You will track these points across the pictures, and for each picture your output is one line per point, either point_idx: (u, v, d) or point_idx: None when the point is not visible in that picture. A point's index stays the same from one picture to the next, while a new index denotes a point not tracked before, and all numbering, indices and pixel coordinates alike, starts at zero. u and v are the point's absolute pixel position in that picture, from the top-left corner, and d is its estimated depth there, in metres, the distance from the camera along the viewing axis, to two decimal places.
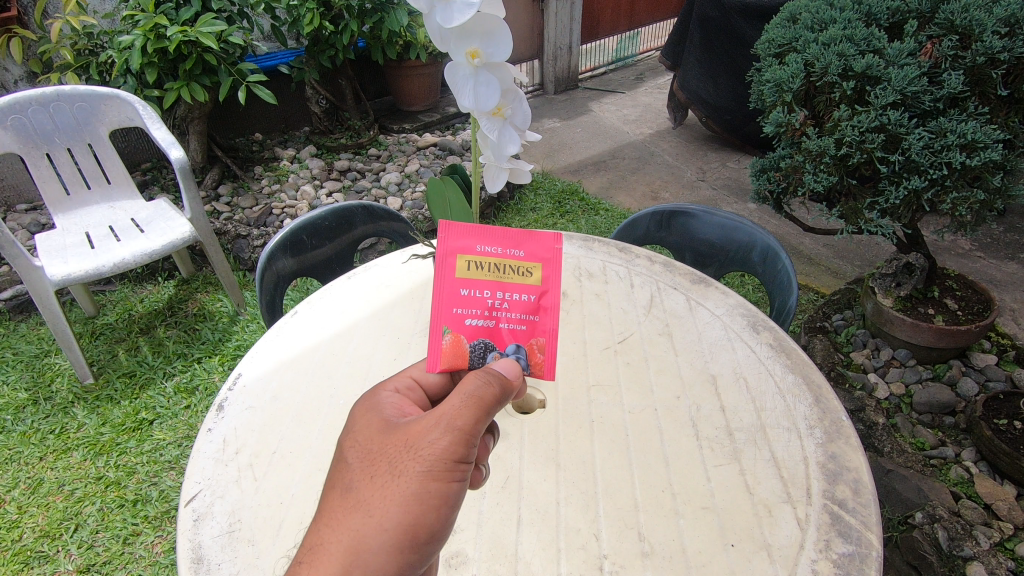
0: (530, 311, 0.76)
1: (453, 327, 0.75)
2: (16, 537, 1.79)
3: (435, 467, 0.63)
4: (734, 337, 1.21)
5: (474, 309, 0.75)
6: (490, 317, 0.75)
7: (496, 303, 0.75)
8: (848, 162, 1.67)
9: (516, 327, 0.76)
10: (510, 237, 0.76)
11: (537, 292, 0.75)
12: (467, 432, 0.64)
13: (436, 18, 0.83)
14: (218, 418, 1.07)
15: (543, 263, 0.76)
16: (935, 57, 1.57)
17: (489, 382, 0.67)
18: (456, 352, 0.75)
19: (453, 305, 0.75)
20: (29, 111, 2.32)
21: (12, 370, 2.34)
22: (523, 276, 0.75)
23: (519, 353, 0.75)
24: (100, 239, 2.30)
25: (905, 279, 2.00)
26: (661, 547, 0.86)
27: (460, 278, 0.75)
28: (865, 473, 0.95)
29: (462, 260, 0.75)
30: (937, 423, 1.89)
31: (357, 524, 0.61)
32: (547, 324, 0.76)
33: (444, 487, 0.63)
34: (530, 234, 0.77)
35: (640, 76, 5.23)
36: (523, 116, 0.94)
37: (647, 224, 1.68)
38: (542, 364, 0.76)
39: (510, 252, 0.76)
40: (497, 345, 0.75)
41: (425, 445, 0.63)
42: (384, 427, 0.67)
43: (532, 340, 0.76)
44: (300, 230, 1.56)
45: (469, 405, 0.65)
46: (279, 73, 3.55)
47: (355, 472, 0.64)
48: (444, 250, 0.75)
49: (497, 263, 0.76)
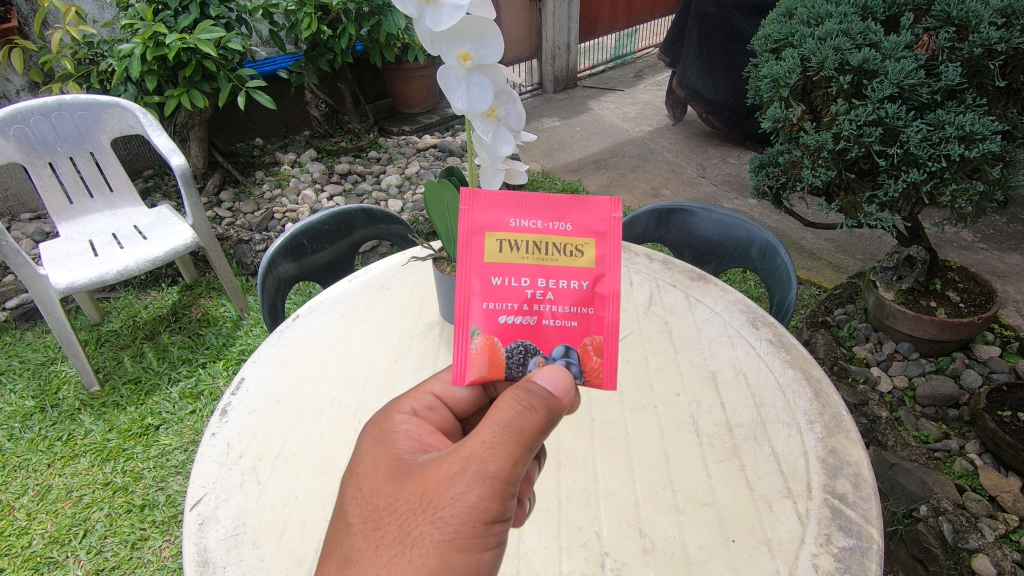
0: (582, 302, 0.75)
1: (489, 325, 0.74)
2: (26, 544, 1.81)
3: (456, 535, 0.59)
4: (734, 334, 1.21)
5: (511, 303, 0.74)
6: (531, 308, 0.75)
7: (539, 294, 0.75)
8: (846, 156, 1.67)
9: (567, 323, 0.75)
10: (551, 213, 0.75)
11: (590, 279, 0.75)
12: (495, 490, 0.60)
13: (427, 23, 0.84)
14: (221, 422, 1.07)
15: (593, 240, 0.76)
16: (932, 50, 1.57)
17: (520, 419, 0.63)
18: (492, 355, 0.75)
19: (489, 295, 0.75)
20: (30, 120, 2.34)
21: (20, 378, 2.36)
22: (572, 257, 0.75)
23: (570, 358, 0.75)
24: (103, 246, 2.32)
25: (906, 273, 2.00)
26: (662, 543, 0.86)
27: (494, 261, 0.75)
28: (866, 467, 0.95)
29: (494, 240, 0.75)
30: (940, 416, 1.89)
31: None
32: (597, 314, 0.75)
33: (466, 559, 0.59)
34: (577, 206, 0.76)
35: (639, 74, 5.23)
36: (517, 116, 0.95)
37: (646, 221, 1.68)
38: (599, 370, 0.75)
39: (554, 230, 0.75)
40: (541, 349, 0.75)
41: (445, 508, 0.59)
42: (395, 486, 0.63)
43: (586, 338, 0.75)
44: (300, 234, 1.57)
45: (497, 457, 0.61)
46: (278, 78, 3.56)
47: (362, 544, 0.61)
48: (474, 229, 0.75)
49: (537, 243, 0.75)
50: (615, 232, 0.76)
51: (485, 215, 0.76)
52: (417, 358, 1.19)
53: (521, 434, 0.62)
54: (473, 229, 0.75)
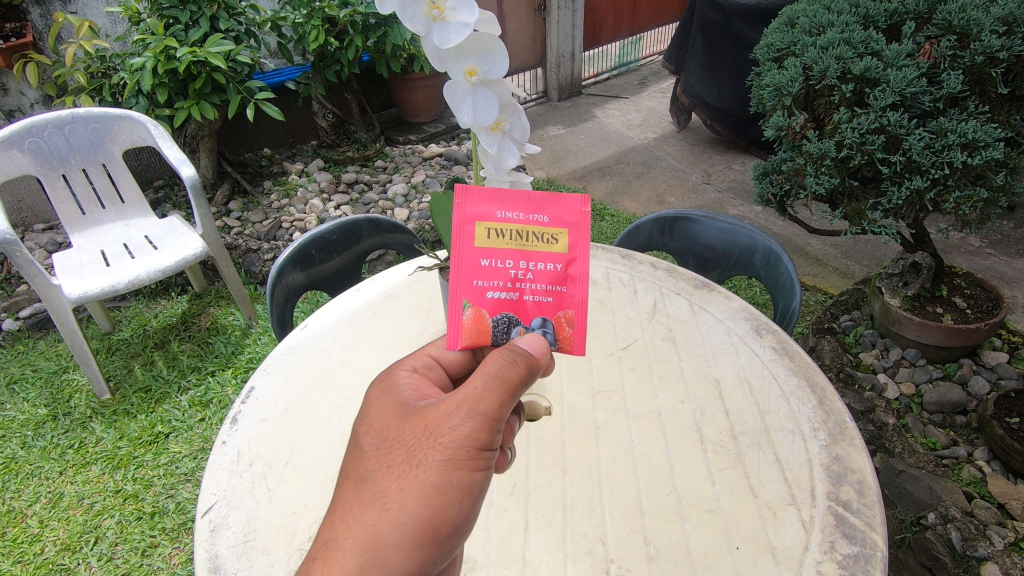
0: (557, 281, 0.77)
1: (475, 300, 0.77)
2: (38, 551, 1.83)
3: (455, 456, 0.63)
4: (738, 341, 1.22)
5: (496, 281, 0.77)
6: (513, 287, 0.77)
7: (520, 274, 0.77)
8: (849, 164, 1.68)
9: (542, 299, 0.77)
10: (532, 202, 0.77)
11: (564, 261, 0.77)
12: (490, 418, 0.64)
13: (434, 40, 0.86)
14: (232, 430, 1.09)
15: (566, 230, 0.77)
16: (934, 58, 1.58)
17: (511, 364, 0.66)
18: (478, 327, 0.77)
19: (475, 276, 0.77)
20: (45, 133, 2.39)
21: (33, 387, 2.39)
22: (547, 243, 0.77)
23: (545, 327, 0.77)
24: (114, 256, 2.35)
25: (912, 278, 2.02)
26: (666, 550, 0.87)
27: (481, 247, 0.77)
28: (870, 474, 0.96)
29: (483, 229, 0.77)
30: (948, 422, 1.88)
31: (373, 518, 0.61)
32: (571, 293, 0.78)
33: (463, 478, 0.63)
34: (552, 200, 0.77)
35: (644, 81, 5.26)
36: (522, 129, 0.97)
37: (650, 229, 1.69)
38: (570, 338, 0.78)
39: (533, 218, 0.77)
40: (520, 319, 0.77)
41: (445, 433, 0.63)
42: (402, 417, 0.67)
43: (559, 313, 0.77)
44: (308, 244, 1.59)
45: (490, 391, 0.64)
46: (286, 90, 3.61)
47: (372, 463, 0.65)
48: (465, 219, 0.76)
49: (518, 231, 0.77)
50: (587, 224, 0.78)
51: (476, 207, 0.78)
52: None
53: (506, 383, 0.66)
54: (464, 219, 0.77)
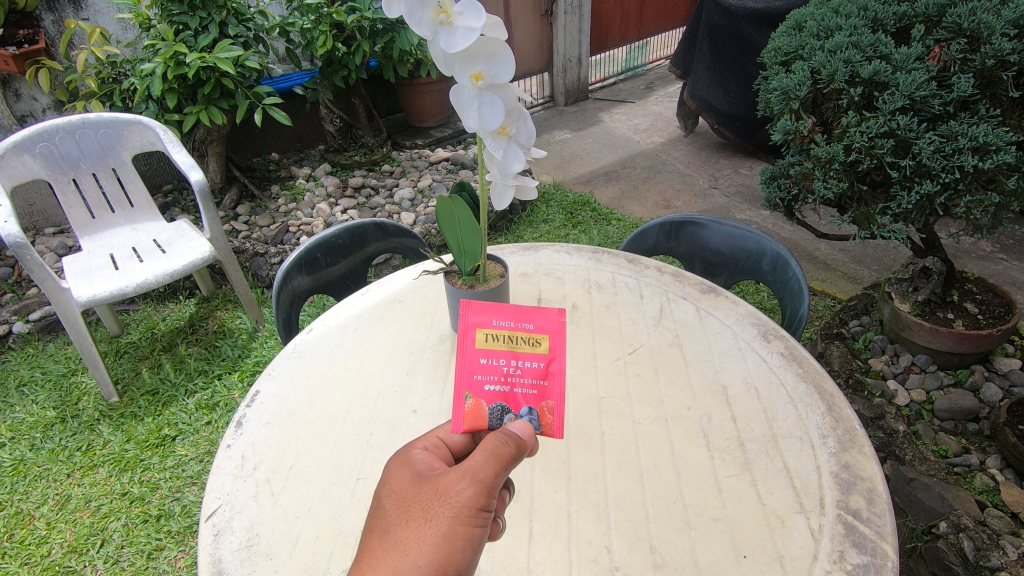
0: (540, 376, 0.81)
1: (473, 392, 0.80)
2: (45, 553, 1.84)
3: (462, 512, 0.63)
4: (745, 347, 1.21)
5: (491, 375, 0.81)
6: (506, 382, 0.81)
7: (510, 370, 0.81)
8: (858, 168, 1.66)
9: (528, 391, 0.81)
10: (521, 312, 0.85)
11: (546, 359, 0.82)
12: (491, 484, 0.64)
13: (440, 44, 0.86)
14: (236, 434, 1.09)
15: (551, 334, 0.84)
16: (943, 61, 1.57)
17: (508, 441, 0.67)
18: (477, 415, 0.79)
19: (472, 372, 0.81)
20: (56, 138, 2.42)
21: (42, 389, 2.41)
22: (533, 346, 0.83)
23: (531, 414, 0.78)
24: (123, 260, 2.37)
25: (922, 284, 2.00)
26: (672, 559, 0.86)
27: (479, 349, 0.82)
28: (880, 483, 0.94)
29: (481, 333, 0.83)
30: (960, 430, 1.85)
31: (392, 564, 0.61)
32: (555, 388, 0.81)
33: (472, 531, 0.63)
34: (538, 309, 0.85)
35: (651, 85, 5.25)
36: (528, 134, 0.97)
37: (656, 234, 1.68)
38: (552, 425, 0.79)
39: (521, 325, 0.84)
40: (511, 408, 0.80)
41: (453, 493, 0.64)
42: (415, 478, 0.68)
43: (542, 403, 0.80)
44: (315, 248, 1.59)
45: (491, 460, 0.65)
46: (294, 95, 3.64)
47: (390, 518, 0.65)
48: (466, 324, 0.84)
49: (510, 335, 0.84)
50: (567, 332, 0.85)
51: (477, 314, 0.84)
52: (429, 371, 1.20)
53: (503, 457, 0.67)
54: (465, 325, 0.84)
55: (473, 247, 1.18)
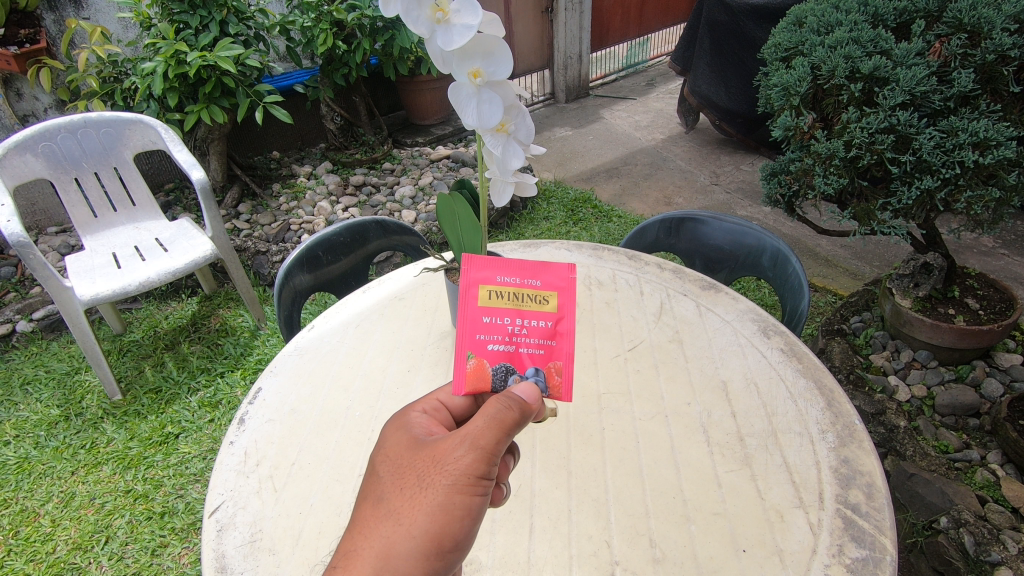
0: (547, 336, 0.82)
1: (477, 352, 0.81)
2: (50, 550, 1.85)
3: (460, 481, 0.63)
4: (745, 343, 1.22)
5: (495, 335, 0.82)
6: (511, 343, 0.82)
7: (515, 329, 0.82)
8: (858, 164, 1.66)
9: (534, 351, 0.82)
10: (527, 268, 0.83)
11: (553, 318, 0.82)
12: (491, 452, 0.64)
13: (438, 43, 0.86)
14: (239, 430, 1.10)
15: (558, 291, 0.83)
16: (944, 56, 1.56)
17: (510, 406, 0.66)
18: (479, 375, 0.80)
19: (476, 331, 0.82)
20: (58, 138, 2.42)
21: (46, 387, 2.43)
22: (539, 303, 0.82)
23: (537, 375, 0.80)
24: (126, 259, 2.38)
25: (923, 279, 2.00)
26: (672, 553, 0.86)
27: (483, 306, 0.83)
28: (879, 477, 0.95)
29: (485, 290, 0.83)
30: (961, 425, 1.86)
31: (386, 531, 0.61)
32: (563, 348, 0.82)
33: (470, 500, 0.63)
34: (545, 265, 0.84)
35: (652, 82, 5.24)
36: (527, 130, 0.97)
37: (656, 231, 1.68)
38: (559, 386, 0.80)
39: (527, 282, 0.83)
40: (516, 369, 0.81)
41: (451, 461, 0.63)
42: (412, 444, 0.67)
43: (549, 363, 0.81)
44: (315, 246, 1.60)
45: (492, 426, 0.65)
46: (294, 93, 3.64)
47: (385, 484, 0.64)
48: (468, 281, 0.83)
49: (515, 292, 0.83)
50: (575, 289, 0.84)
51: (480, 271, 0.84)
52: (430, 368, 1.21)
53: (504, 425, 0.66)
54: (468, 283, 0.84)
55: (473, 243, 1.16)
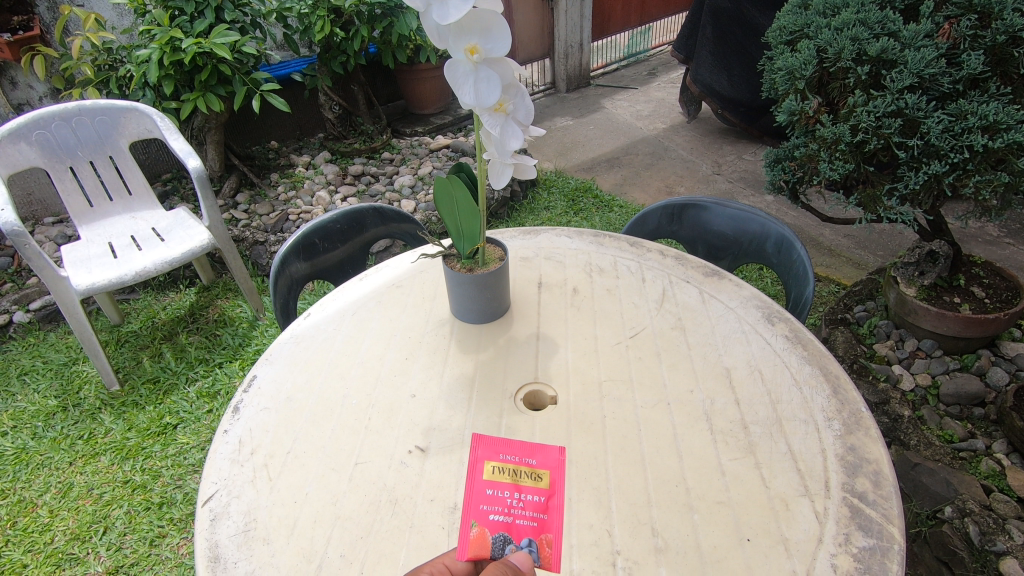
0: (540, 509, 0.80)
1: (478, 520, 0.79)
2: (48, 540, 1.84)
3: None
4: (749, 330, 1.19)
5: (496, 505, 0.80)
6: (509, 514, 0.79)
7: (513, 502, 0.80)
8: (864, 149, 1.63)
9: (529, 523, 0.79)
10: (526, 446, 0.84)
11: (547, 493, 0.81)
12: None
13: (434, 17, 0.83)
14: (234, 419, 1.08)
15: (553, 469, 0.82)
16: (953, 38, 1.52)
17: None
18: (480, 543, 0.77)
19: (478, 501, 0.80)
20: (52, 126, 2.39)
21: (43, 378, 2.41)
22: (536, 480, 0.81)
23: (531, 547, 0.77)
24: (122, 248, 2.35)
25: (928, 268, 1.98)
26: (675, 542, 0.84)
27: (486, 480, 0.81)
28: (886, 465, 0.93)
29: (488, 464, 0.82)
30: (966, 414, 1.84)
31: None
32: (555, 521, 0.79)
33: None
34: (541, 445, 0.84)
35: (653, 71, 5.19)
36: (525, 111, 0.95)
37: (658, 217, 1.66)
38: (550, 557, 0.78)
39: (525, 460, 0.83)
40: (513, 538, 0.78)
41: None
42: None
43: (542, 535, 0.78)
44: (312, 233, 1.57)
45: None
46: (292, 81, 3.60)
47: None
48: (473, 457, 0.83)
49: (515, 468, 0.83)
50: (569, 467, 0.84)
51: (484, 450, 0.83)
52: (428, 355, 1.19)
53: None
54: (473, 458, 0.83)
55: (472, 229, 1.15)
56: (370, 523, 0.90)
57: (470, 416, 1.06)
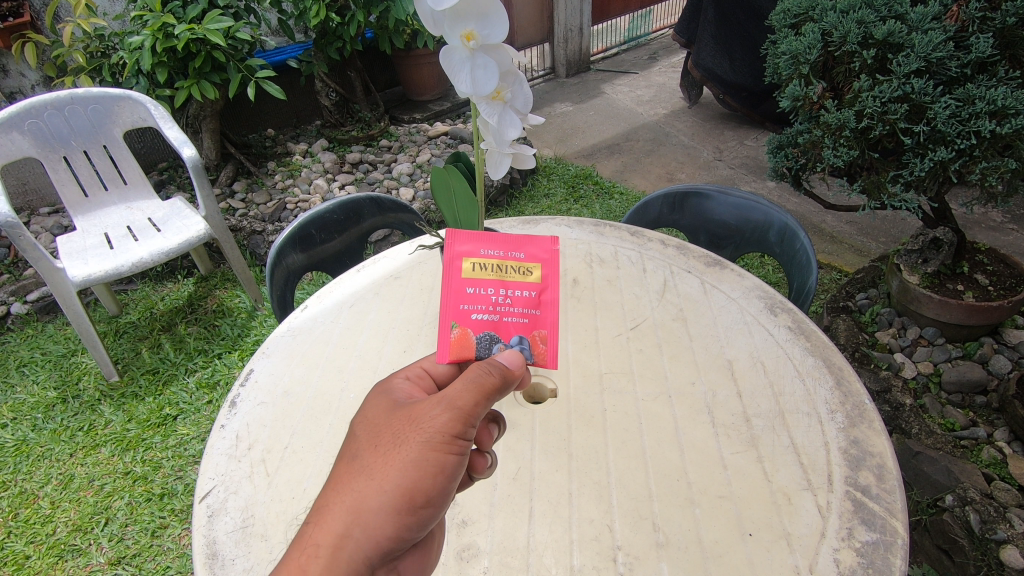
0: (530, 305, 0.81)
1: (461, 321, 0.80)
2: (50, 532, 1.85)
3: (434, 439, 0.65)
4: (751, 320, 1.18)
5: (479, 305, 0.80)
6: (495, 313, 0.81)
7: (499, 300, 0.81)
8: (869, 135, 1.60)
9: (518, 320, 0.81)
10: (510, 240, 0.82)
11: (537, 288, 0.81)
12: (466, 413, 0.66)
13: (429, 2, 0.80)
14: (230, 414, 1.07)
15: (542, 263, 0.82)
16: (961, 20, 1.49)
17: (491, 372, 0.69)
18: (463, 344, 0.80)
19: (459, 302, 0.81)
20: (45, 115, 2.36)
21: (42, 370, 2.40)
22: (523, 275, 0.81)
23: (522, 343, 0.79)
24: (118, 239, 2.33)
25: (932, 255, 1.96)
26: (676, 537, 0.84)
27: (467, 278, 0.81)
28: (890, 458, 0.92)
29: (468, 262, 0.81)
30: (967, 403, 1.83)
31: (359, 486, 0.63)
32: (547, 317, 0.81)
33: (443, 458, 0.65)
34: (528, 237, 0.83)
35: (654, 55, 5.12)
36: (524, 99, 0.93)
37: (659, 206, 1.63)
38: (544, 354, 0.80)
39: (511, 254, 0.82)
40: (501, 337, 0.80)
41: (426, 419, 0.66)
42: (390, 407, 0.70)
43: (533, 331, 0.80)
44: (308, 224, 1.55)
45: (469, 389, 0.67)
46: (288, 68, 3.55)
47: (360, 443, 0.66)
48: (452, 254, 0.82)
49: (499, 264, 0.82)
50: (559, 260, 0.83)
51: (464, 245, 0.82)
52: (426, 348, 1.18)
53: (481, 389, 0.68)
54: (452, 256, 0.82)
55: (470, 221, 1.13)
56: None
57: None
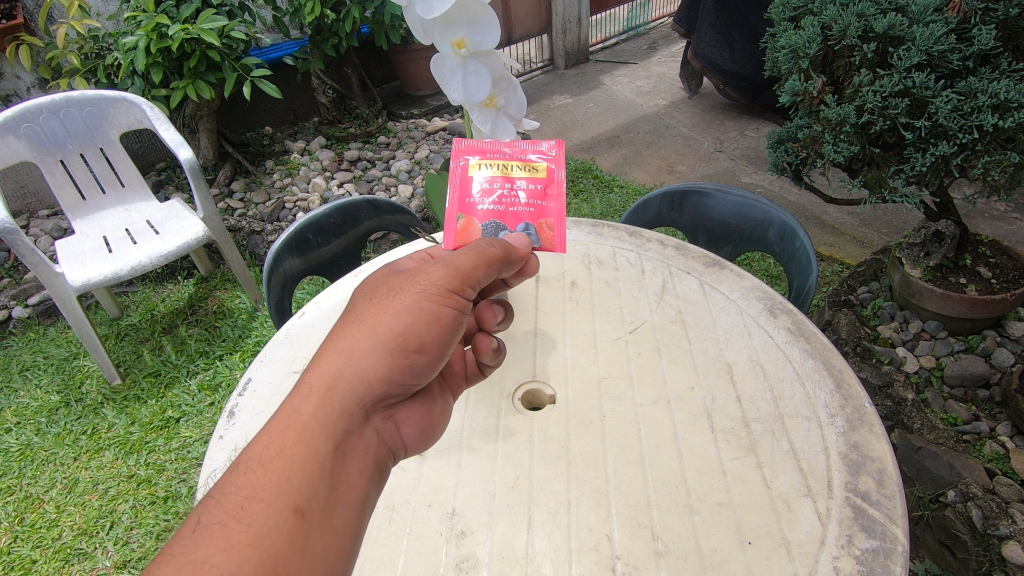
0: (537, 197, 0.89)
1: (467, 213, 0.88)
2: (56, 536, 1.86)
3: (431, 289, 0.76)
4: (751, 322, 1.17)
5: (487, 197, 0.88)
6: (501, 204, 0.88)
7: (506, 192, 0.89)
8: (870, 130, 1.59)
9: (523, 211, 0.88)
10: (516, 142, 0.91)
11: (543, 182, 0.89)
12: (463, 270, 0.79)
13: (418, 12, 0.79)
14: (229, 424, 1.07)
15: (548, 161, 0.90)
16: (963, 12, 1.47)
17: (495, 244, 0.82)
18: (469, 231, 0.88)
19: (467, 196, 0.89)
20: (40, 118, 2.35)
21: (45, 373, 2.41)
22: (530, 171, 0.89)
23: (529, 230, 0.88)
24: (117, 242, 2.33)
25: (934, 248, 1.94)
26: (675, 546, 0.83)
27: (475, 173, 0.89)
28: (891, 462, 0.91)
29: (476, 160, 0.90)
30: (970, 397, 1.82)
31: (358, 328, 0.73)
32: (553, 207, 0.88)
33: (438, 307, 0.76)
34: (532, 141, 0.91)
35: (653, 45, 5.07)
36: (518, 104, 0.93)
37: (658, 204, 1.62)
38: (552, 240, 0.88)
39: (516, 153, 0.90)
40: (507, 226, 0.88)
41: (425, 276, 0.77)
42: (393, 275, 0.81)
43: (540, 220, 0.88)
44: (305, 228, 1.54)
45: (470, 253, 0.80)
46: (284, 65, 3.53)
47: (361, 300, 0.77)
48: (460, 154, 0.90)
49: (505, 162, 0.90)
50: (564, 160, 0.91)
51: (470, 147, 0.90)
52: None
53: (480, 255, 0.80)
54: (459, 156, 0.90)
55: None
56: (368, 530, 0.89)
57: (468, 417, 1.04)
